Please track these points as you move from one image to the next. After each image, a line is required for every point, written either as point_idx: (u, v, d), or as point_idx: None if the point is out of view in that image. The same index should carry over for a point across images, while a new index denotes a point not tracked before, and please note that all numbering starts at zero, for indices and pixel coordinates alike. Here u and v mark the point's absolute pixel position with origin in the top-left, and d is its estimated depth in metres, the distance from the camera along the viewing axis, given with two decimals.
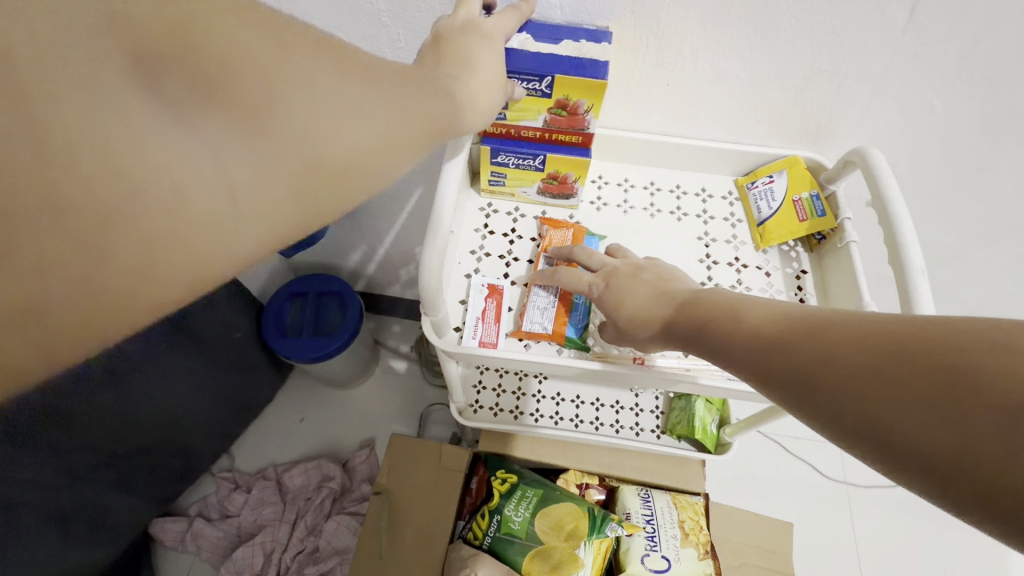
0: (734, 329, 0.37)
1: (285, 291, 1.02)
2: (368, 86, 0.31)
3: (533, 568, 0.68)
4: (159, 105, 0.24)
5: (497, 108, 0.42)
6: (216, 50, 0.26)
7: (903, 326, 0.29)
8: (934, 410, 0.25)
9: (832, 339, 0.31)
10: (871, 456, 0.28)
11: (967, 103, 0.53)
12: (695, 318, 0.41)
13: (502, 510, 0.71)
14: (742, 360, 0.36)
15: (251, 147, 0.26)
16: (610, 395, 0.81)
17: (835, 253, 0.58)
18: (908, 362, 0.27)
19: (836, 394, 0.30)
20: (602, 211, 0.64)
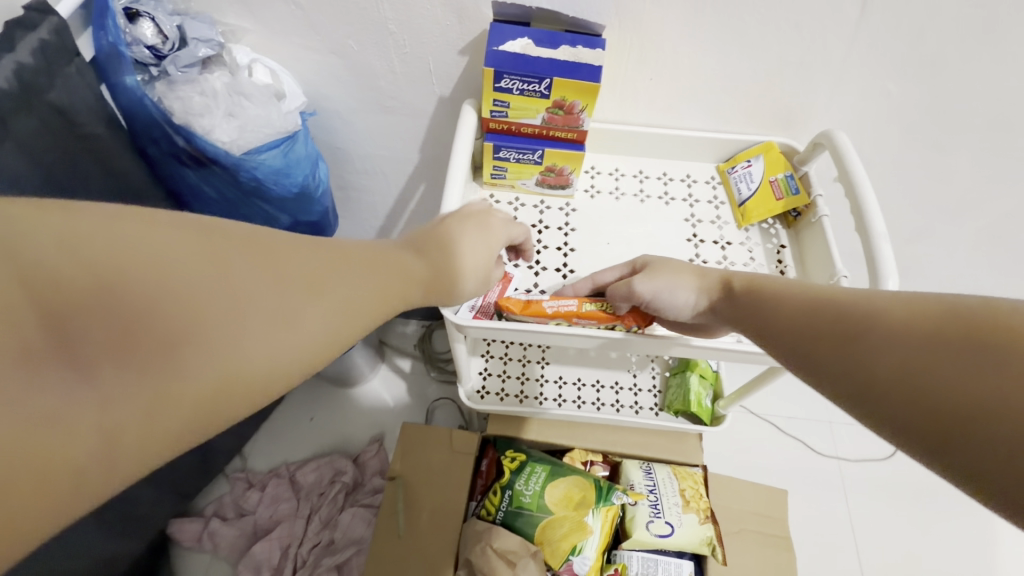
0: (771, 294, 0.44)
1: None
2: (303, 297, 0.32)
3: (545, 537, 0.72)
4: (65, 353, 0.24)
5: (477, 284, 0.48)
6: (133, 280, 0.26)
7: (950, 302, 0.31)
8: (955, 378, 0.28)
9: (876, 309, 0.34)
10: (875, 413, 0.32)
11: (919, 87, 0.59)
12: (746, 297, 0.46)
13: (513, 485, 0.75)
14: (767, 318, 0.43)
15: (159, 379, 0.26)
16: (610, 376, 0.86)
17: (809, 227, 0.63)
18: (945, 337, 0.30)
19: (863, 358, 0.33)
20: (596, 198, 0.69)
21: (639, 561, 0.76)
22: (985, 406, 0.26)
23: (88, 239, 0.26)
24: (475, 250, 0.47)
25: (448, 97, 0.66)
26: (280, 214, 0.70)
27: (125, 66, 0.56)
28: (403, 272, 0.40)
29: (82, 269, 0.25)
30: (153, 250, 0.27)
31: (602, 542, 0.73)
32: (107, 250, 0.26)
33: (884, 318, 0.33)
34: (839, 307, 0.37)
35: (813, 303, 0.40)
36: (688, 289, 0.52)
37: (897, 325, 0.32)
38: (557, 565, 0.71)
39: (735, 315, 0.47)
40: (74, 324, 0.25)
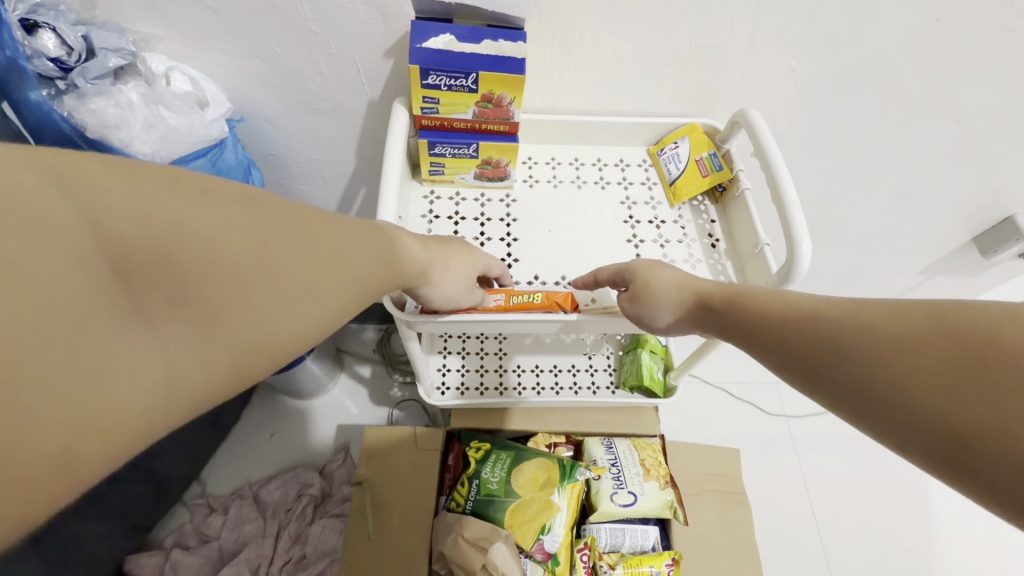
0: (754, 308, 0.46)
1: None
2: (323, 270, 0.36)
3: (515, 521, 0.73)
4: (133, 312, 0.27)
5: (467, 287, 0.54)
6: (192, 252, 0.30)
7: (940, 312, 0.33)
8: (952, 392, 0.30)
9: (869, 321, 0.36)
10: (882, 426, 0.34)
11: (819, 63, 0.65)
12: (727, 308, 0.48)
13: (480, 475, 0.77)
14: (757, 334, 0.44)
15: (205, 342, 0.30)
16: (566, 360, 0.89)
17: (734, 200, 0.67)
18: (938, 348, 0.32)
19: (862, 375, 0.35)
20: (535, 188, 0.71)
21: (607, 531, 0.79)
22: (970, 418, 0.29)
23: (154, 208, 0.29)
24: (465, 259, 0.54)
25: (380, 97, 0.66)
26: None
27: (26, 81, 0.52)
28: (400, 257, 0.45)
29: (139, 227, 0.28)
30: (203, 220, 0.31)
31: (569, 517, 0.75)
32: (161, 213, 0.29)
33: (872, 333, 0.35)
34: (824, 322, 0.39)
35: (796, 318, 0.41)
36: (672, 308, 0.53)
37: (887, 343, 0.34)
38: (528, 546, 0.72)
39: (721, 326, 0.49)
40: (137, 286, 0.28)
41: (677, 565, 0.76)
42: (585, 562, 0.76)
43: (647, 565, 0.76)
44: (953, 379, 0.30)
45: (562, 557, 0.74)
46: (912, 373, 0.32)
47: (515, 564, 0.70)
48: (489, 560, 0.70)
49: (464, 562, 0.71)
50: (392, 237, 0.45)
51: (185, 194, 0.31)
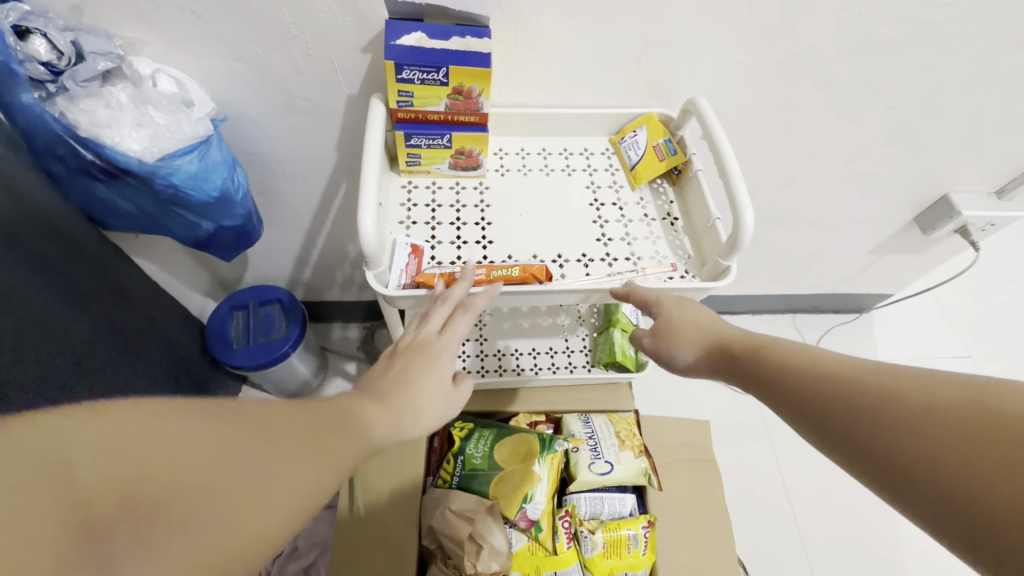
0: (780, 358, 0.50)
1: (225, 304, 1.06)
2: (295, 449, 0.38)
3: (499, 492, 0.77)
4: (100, 546, 0.29)
5: (434, 416, 0.52)
6: (158, 464, 0.32)
7: (968, 392, 0.38)
8: (970, 467, 0.35)
9: (901, 389, 0.40)
10: (897, 488, 0.38)
11: (758, 54, 0.71)
12: (749, 349, 0.53)
13: (464, 451, 0.81)
14: (777, 382, 0.49)
15: (173, 555, 0.31)
16: (543, 344, 0.97)
17: (689, 181, 0.73)
18: (964, 425, 0.36)
19: (885, 436, 0.40)
20: (506, 176, 0.76)
21: (587, 501, 0.83)
22: (981, 491, 0.34)
23: (122, 440, 0.33)
24: (431, 384, 0.52)
25: (357, 94, 0.70)
26: (202, 220, 0.71)
27: (18, 84, 0.55)
28: (368, 415, 0.46)
29: (115, 479, 0.31)
30: (167, 438, 0.34)
31: (551, 487, 0.79)
32: (133, 462, 0.32)
33: (900, 403, 0.40)
34: (851, 384, 0.43)
35: (815, 375, 0.46)
36: (694, 351, 0.58)
37: (913, 411, 0.39)
38: (512, 514, 0.76)
39: (736, 364, 0.53)
40: (102, 520, 0.30)
41: (653, 527, 0.81)
42: (567, 528, 0.80)
43: (625, 529, 0.80)
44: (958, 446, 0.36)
45: (545, 524, 0.78)
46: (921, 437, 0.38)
47: (499, 531, 0.75)
48: (474, 527, 0.74)
49: (451, 533, 0.75)
50: (361, 403, 0.47)
51: (161, 424, 0.34)
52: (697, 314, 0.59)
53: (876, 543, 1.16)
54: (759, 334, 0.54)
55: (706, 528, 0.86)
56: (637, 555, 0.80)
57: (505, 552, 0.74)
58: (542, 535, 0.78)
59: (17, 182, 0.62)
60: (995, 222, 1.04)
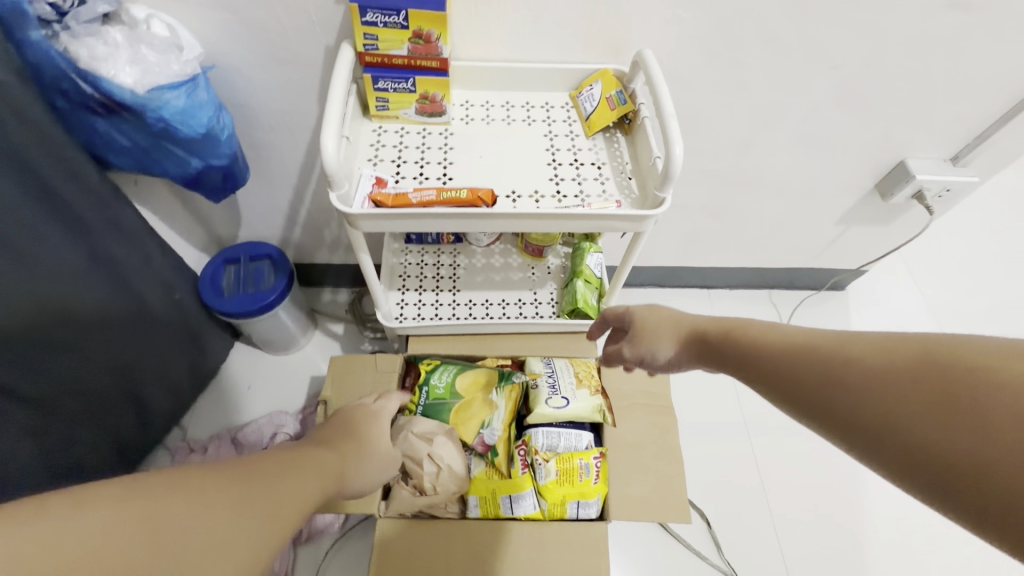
0: (755, 342, 0.48)
1: (218, 257, 1.13)
2: (267, 495, 0.40)
3: (460, 419, 0.85)
4: None
5: (362, 488, 0.60)
6: (128, 545, 0.32)
7: (921, 343, 0.35)
8: (930, 422, 0.31)
9: (856, 348, 0.38)
10: (874, 458, 0.34)
11: (703, 11, 0.77)
12: (721, 329, 0.54)
13: (429, 381, 0.87)
14: (752, 361, 0.47)
15: None
16: (513, 295, 1.04)
17: (638, 129, 0.78)
18: (921, 375, 0.33)
19: (853, 398, 0.36)
20: (470, 125, 0.82)
21: (543, 436, 0.85)
22: (952, 443, 0.30)
23: (85, 519, 0.31)
24: (373, 448, 0.63)
25: (333, 45, 0.77)
26: (190, 158, 0.78)
27: (28, 22, 0.62)
28: (322, 470, 0.49)
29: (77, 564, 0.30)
30: (135, 518, 0.33)
31: (507, 416, 0.85)
32: (97, 539, 0.31)
33: (860, 365, 0.37)
34: (816, 351, 0.41)
35: (785, 354, 0.44)
36: (671, 346, 0.61)
37: (869, 368, 0.36)
38: (471, 440, 0.84)
39: (713, 348, 0.54)
40: None
41: (603, 459, 0.86)
42: (522, 457, 0.84)
43: (578, 459, 0.85)
44: (915, 403, 0.33)
45: (501, 450, 0.84)
46: (883, 398, 0.34)
47: (458, 454, 0.82)
48: (435, 450, 0.81)
49: (412, 453, 0.81)
50: (314, 459, 0.51)
51: (123, 502, 0.33)
52: (665, 317, 0.63)
53: (839, 504, 1.19)
54: (730, 321, 0.54)
55: (657, 465, 0.90)
56: (587, 484, 0.85)
57: (463, 476, 0.82)
58: (497, 460, 0.84)
59: (27, 112, 0.67)
60: (952, 188, 1.08)
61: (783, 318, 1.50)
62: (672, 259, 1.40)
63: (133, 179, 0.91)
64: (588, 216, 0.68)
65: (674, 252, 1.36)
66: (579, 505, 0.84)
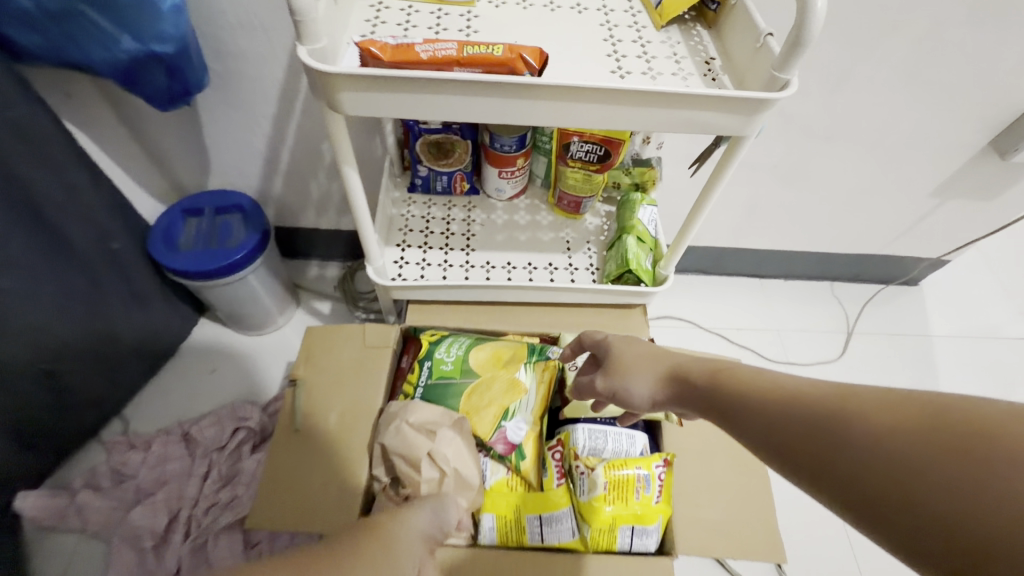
0: (733, 385, 0.39)
1: (178, 207, 0.92)
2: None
3: (472, 406, 0.62)
4: None
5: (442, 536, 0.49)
6: None
7: (934, 397, 0.27)
8: (967, 498, 0.23)
9: (858, 400, 0.29)
10: (896, 541, 0.25)
11: None
12: (704, 371, 0.44)
13: (433, 355, 0.64)
14: (734, 414, 0.38)
15: None
16: (543, 259, 0.82)
17: (731, 13, 0.57)
18: (942, 438, 0.25)
19: (861, 460, 0.27)
20: (501, 8, 0.61)
21: (586, 432, 0.65)
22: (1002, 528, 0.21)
23: None
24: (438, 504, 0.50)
25: None
26: (119, 33, 0.57)
27: None
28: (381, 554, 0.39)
29: None
30: None
31: (539, 405, 0.64)
32: None
33: (868, 420, 0.28)
34: (811, 402, 0.32)
35: (774, 402, 0.35)
36: (652, 387, 0.48)
37: (875, 425, 0.28)
38: (488, 436, 0.61)
39: (687, 391, 0.44)
40: None
41: (671, 469, 0.62)
42: (558, 462, 0.63)
43: (636, 466, 0.61)
44: (925, 447, 0.25)
45: (529, 451, 0.63)
46: (875, 454, 0.27)
47: (469, 456, 0.59)
48: (437, 449, 0.57)
49: (407, 451, 0.58)
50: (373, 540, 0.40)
51: None
52: (643, 354, 0.51)
53: None
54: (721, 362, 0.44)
55: (740, 483, 0.65)
56: (647, 503, 0.61)
57: (476, 486, 0.59)
58: (523, 466, 0.62)
59: None
60: None
61: (849, 315, 1.27)
62: (722, 240, 1.18)
63: (64, 92, 0.75)
64: (684, 96, 0.44)
65: (727, 229, 1.14)
66: (634, 531, 0.61)
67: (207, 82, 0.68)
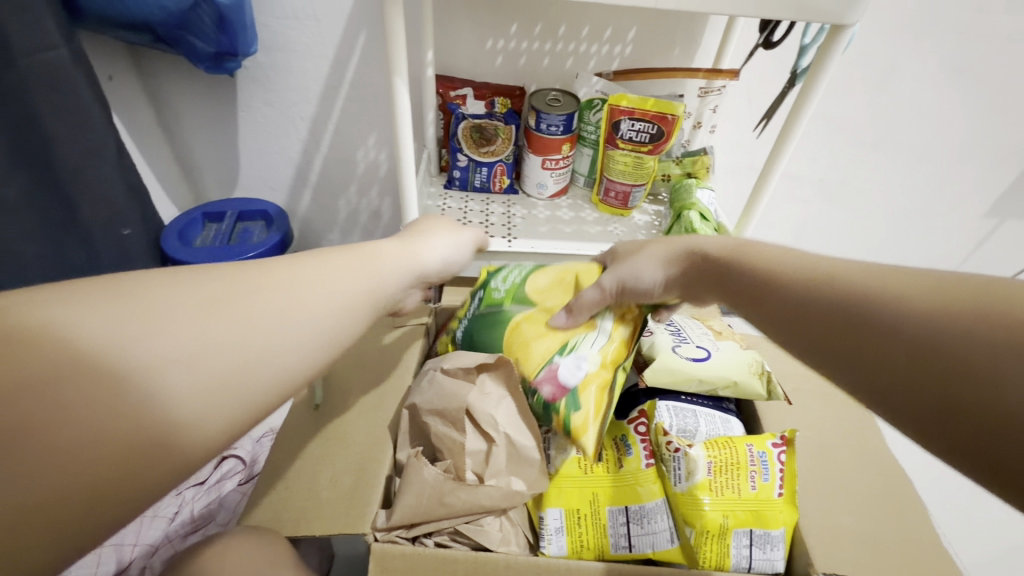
0: (758, 266, 0.37)
1: (198, 208, 0.88)
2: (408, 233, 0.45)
3: (521, 333, 0.50)
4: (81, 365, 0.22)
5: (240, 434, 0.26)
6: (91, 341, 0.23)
7: (986, 285, 0.25)
8: (1003, 374, 0.22)
9: (901, 282, 0.28)
10: (903, 416, 0.26)
11: None
12: (726, 248, 0.40)
13: (487, 284, 0.56)
14: (761, 296, 0.35)
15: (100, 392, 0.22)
16: (594, 248, 0.74)
17: None
18: (991, 322, 0.23)
19: (895, 338, 0.26)
20: None
21: (670, 410, 0.52)
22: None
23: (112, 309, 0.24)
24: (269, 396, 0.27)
25: None
26: None
27: None
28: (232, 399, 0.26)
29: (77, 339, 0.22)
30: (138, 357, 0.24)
31: (610, 346, 0.47)
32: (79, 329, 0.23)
33: (905, 304, 0.27)
34: (846, 283, 0.30)
35: (800, 270, 0.34)
36: (660, 257, 0.44)
37: (910, 304, 0.27)
38: (534, 372, 0.47)
39: (711, 272, 0.41)
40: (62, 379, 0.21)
41: (792, 449, 0.46)
42: (642, 437, 0.50)
43: (743, 446, 0.47)
44: (970, 331, 0.24)
45: (586, 403, 0.45)
46: (917, 329, 0.26)
47: (530, 426, 0.49)
48: (482, 406, 0.48)
49: (445, 406, 0.48)
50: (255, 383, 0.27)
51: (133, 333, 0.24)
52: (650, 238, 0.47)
53: None
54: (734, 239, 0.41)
55: (881, 485, 0.51)
56: (766, 495, 0.45)
57: (537, 463, 0.47)
58: (575, 422, 0.44)
59: None
60: None
61: None
62: None
63: (109, 74, 0.75)
64: None
65: None
66: (752, 540, 0.45)
67: (254, 51, 0.68)
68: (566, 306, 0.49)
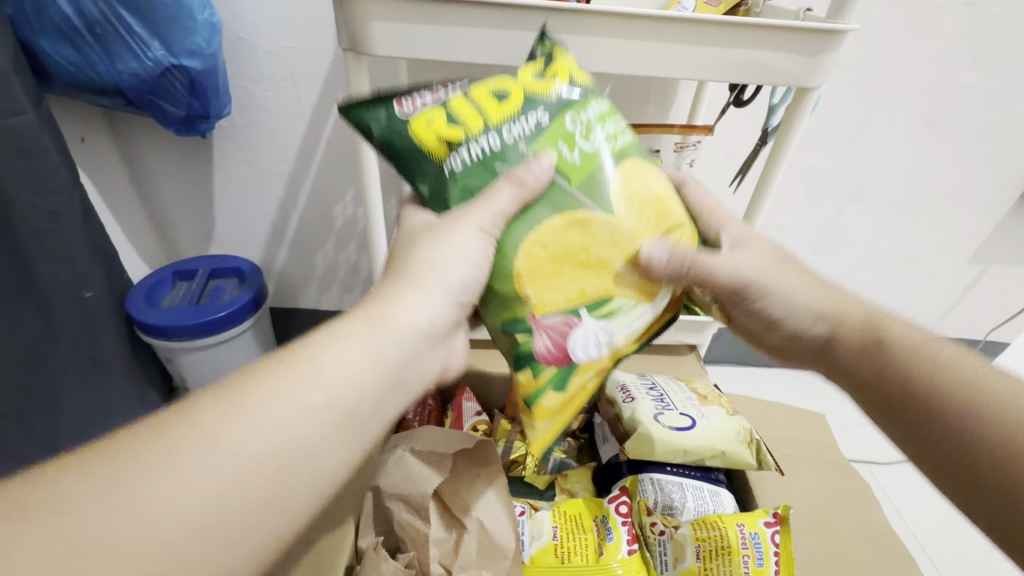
0: (922, 371, 0.36)
1: (168, 268, 0.85)
2: (406, 269, 0.36)
3: (560, 243, 0.36)
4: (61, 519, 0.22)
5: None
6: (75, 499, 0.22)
7: None
8: None
9: None
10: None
11: None
12: (900, 332, 0.39)
13: (557, 108, 0.37)
14: (918, 403, 0.36)
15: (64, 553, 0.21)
16: None
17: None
18: None
19: None
20: None
21: (655, 484, 0.51)
22: None
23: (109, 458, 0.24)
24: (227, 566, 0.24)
25: None
26: (150, 38, 0.58)
27: None
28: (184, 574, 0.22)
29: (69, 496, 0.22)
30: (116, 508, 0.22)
31: (642, 335, 0.39)
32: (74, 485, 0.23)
33: None
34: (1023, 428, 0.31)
35: (934, 373, 0.36)
36: (809, 297, 0.41)
37: None
38: (546, 310, 0.37)
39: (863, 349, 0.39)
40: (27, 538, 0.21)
41: (787, 529, 0.44)
42: (624, 520, 0.47)
43: (735, 526, 0.45)
44: None
45: (572, 386, 0.37)
46: None
47: (502, 508, 0.46)
48: (452, 491, 0.47)
49: (410, 491, 0.46)
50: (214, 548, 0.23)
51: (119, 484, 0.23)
52: (798, 265, 0.43)
53: None
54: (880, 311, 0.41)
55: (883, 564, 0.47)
56: None
57: (511, 556, 0.44)
58: (540, 406, 0.37)
59: None
60: None
61: None
62: None
63: (80, 136, 0.74)
64: (741, 25, 0.41)
65: None
66: None
67: (226, 113, 0.68)
68: (647, 262, 0.37)
